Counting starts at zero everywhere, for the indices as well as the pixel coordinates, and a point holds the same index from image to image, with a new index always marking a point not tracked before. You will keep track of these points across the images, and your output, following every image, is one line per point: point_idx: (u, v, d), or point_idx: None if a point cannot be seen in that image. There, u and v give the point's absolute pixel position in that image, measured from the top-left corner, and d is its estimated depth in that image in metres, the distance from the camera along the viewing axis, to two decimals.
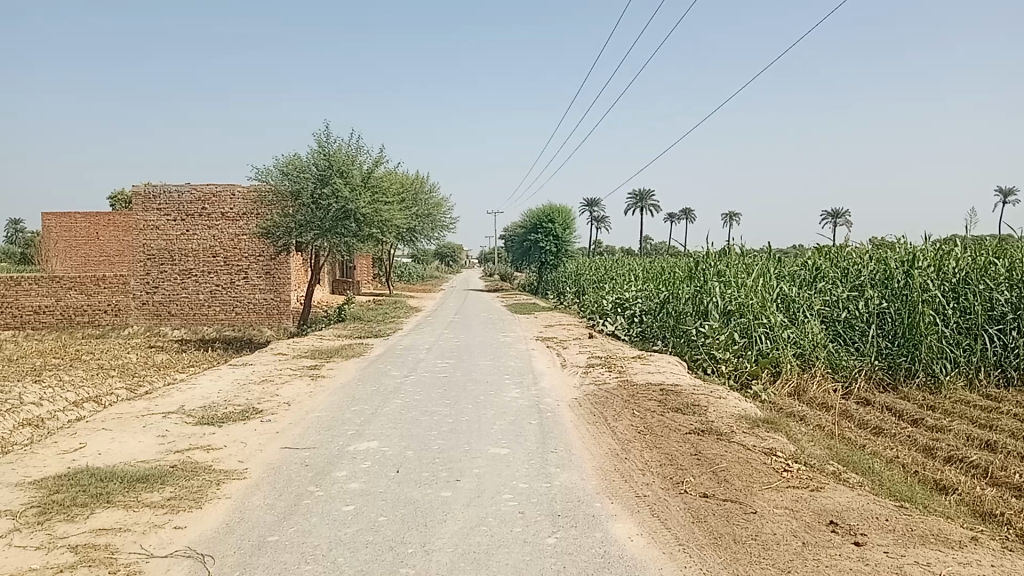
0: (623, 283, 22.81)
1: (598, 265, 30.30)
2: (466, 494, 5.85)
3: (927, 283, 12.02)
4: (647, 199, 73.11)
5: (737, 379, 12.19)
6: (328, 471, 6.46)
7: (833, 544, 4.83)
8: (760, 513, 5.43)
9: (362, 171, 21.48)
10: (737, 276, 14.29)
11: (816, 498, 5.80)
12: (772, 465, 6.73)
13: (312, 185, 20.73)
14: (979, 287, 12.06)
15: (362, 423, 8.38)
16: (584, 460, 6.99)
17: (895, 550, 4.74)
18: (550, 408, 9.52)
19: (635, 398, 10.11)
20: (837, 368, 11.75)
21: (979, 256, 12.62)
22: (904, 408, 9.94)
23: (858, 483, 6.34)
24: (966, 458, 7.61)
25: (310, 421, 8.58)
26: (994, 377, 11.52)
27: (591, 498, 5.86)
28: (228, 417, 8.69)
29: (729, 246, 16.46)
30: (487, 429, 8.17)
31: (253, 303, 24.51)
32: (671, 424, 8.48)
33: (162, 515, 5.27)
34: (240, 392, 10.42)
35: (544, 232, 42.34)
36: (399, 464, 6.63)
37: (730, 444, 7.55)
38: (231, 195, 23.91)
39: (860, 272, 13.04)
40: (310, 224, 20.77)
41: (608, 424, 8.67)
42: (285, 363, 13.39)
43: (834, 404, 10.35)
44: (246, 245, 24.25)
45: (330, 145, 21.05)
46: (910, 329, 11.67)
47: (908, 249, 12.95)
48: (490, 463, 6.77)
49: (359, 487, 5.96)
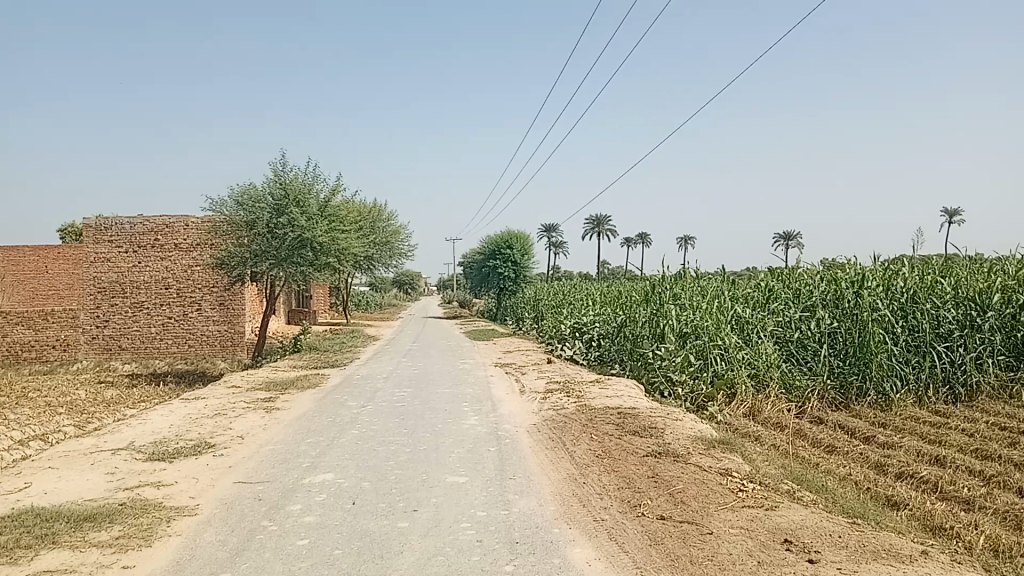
0: (580, 307, 23.00)
1: (556, 290, 30.57)
2: (424, 524, 5.80)
3: (876, 303, 12.35)
4: (604, 224, 73.91)
5: (694, 401, 12.30)
6: (282, 504, 6.36)
7: (787, 563, 4.88)
8: (717, 534, 5.47)
9: (319, 200, 21.42)
10: (692, 299, 14.50)
11: (770, 517, 5.87)
12: (727, 485, 6.80)
13: (268, 215, 20.51)
14: (926, 306, 12.45)
15: (318, 456, 8.26)
16: (543, 486, 6.99)
17: (848, 566, 4.81)
18: (508, 435, 9.50)
19: (593, 422, 10.14)
20: (790, 389, 11.89)
21: (925, 275, 13.06)
22: (856, 426, 10.11)
23: (812, 501, 6.43)
24: (916, 473, 7.76)
25: (264, 454, 8.44)
26: (943, 394, 11.77)
27: (549, 524, 5.84)
28: (180, 452, 8.52)
29: (684, 269, 16.73)
30: (444, 457, 8.14)
31: (206, 335, 24.12)
32: (629, 447, 8.53)
33: (111, 554, 5.15)
34: (191, 427, 10.22)
35: (503, 258, 42.52)
36: (355, 496, 6.56)
37: (686, 465, 7.61)
38: (185, 226, 23.68)
39: (811, 293, 13.33)
40: (265, 254, 20.57)
41: (566, 449, 8.69)
42: (239, 395, 13.18)
43: (788, 424, 10.50)
44: (198, 276, 23.95)
45: (287, 174, 20.98)
46: (861, 348, 11.92)
47: (857, 270, 13.29)
48: (447, 492, 6.72)
49: (315, 520, 5.88)
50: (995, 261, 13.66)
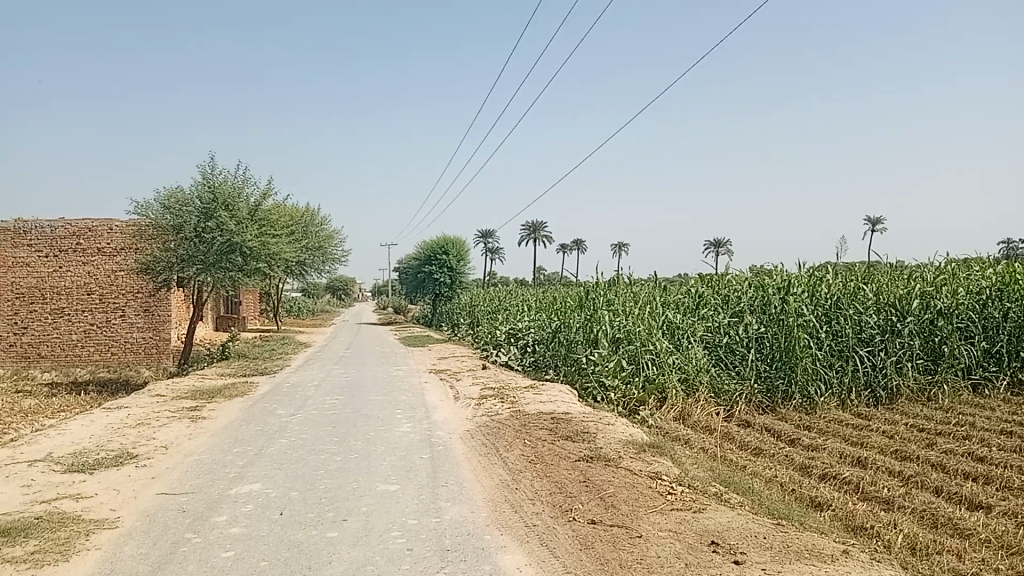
0: (515, 313, 23.06)
1: (492, 296, 30.60)
2: (353, 534, 5.72)
3: (801, 309, 12.70)
4: (540, 230, 74.37)
5: (626, 405, 12.43)
6: (208, 516, 6.20)
7: (714, 564, 4.97)
8: (646, 537, 5.54)
9: (249, 204, 21.02)
10: (624, 305, 14.68)
11: (698, 519, 5.97)
12: (657, 489, 6.89)
13: (195, 218, 20.03)
14: (849, 311, 12.85)
15: (245, 466, 8.09)
16: (475, 493, 6.97)
17: (772, 566, 4.93)
18: (441, 441, 9.45)
19: (526, 428, 10.17)
20: (719, 393, 12.13)
21: (849, 282, 13.48)
22: (781, 428, 10.37)
23: (739, 503, 6.56)
24: (839, 475, 7.99)
25: (190, 465, 8.23)
26: (865, 397, 12.15)
27: (480, 531, 5.83)
28: (101, 463, 8.25)
29: (617, 275, 16.92)
30: (376, 465, 8.06)
31: (130, 342, 23.38)
32: (561, 452, 8.58)
33: (24, 571, 4.95)
34: (113, 437, 9.90)
35: (438, 263, 42.36)
36: (283, 506, 6.44)
37: (617, 469, 7.69)
38: (108, 229, 22.93)
39: (739, 299, 13.63)
40: (192, 259, 20.05)
41: (499, 455, 8.69)
42: (164, 404, 12.83)
43: (716, 427, 10.70)
44: (123, 282, 23.23)
45: (216, 177, 20.54)
46: (787, 353, 12.24)
47: (783, 276, 13.64)
48: (378, 501, 6.64)
49: (241, 532, 5.75)
50: (913, 269, 14.19)
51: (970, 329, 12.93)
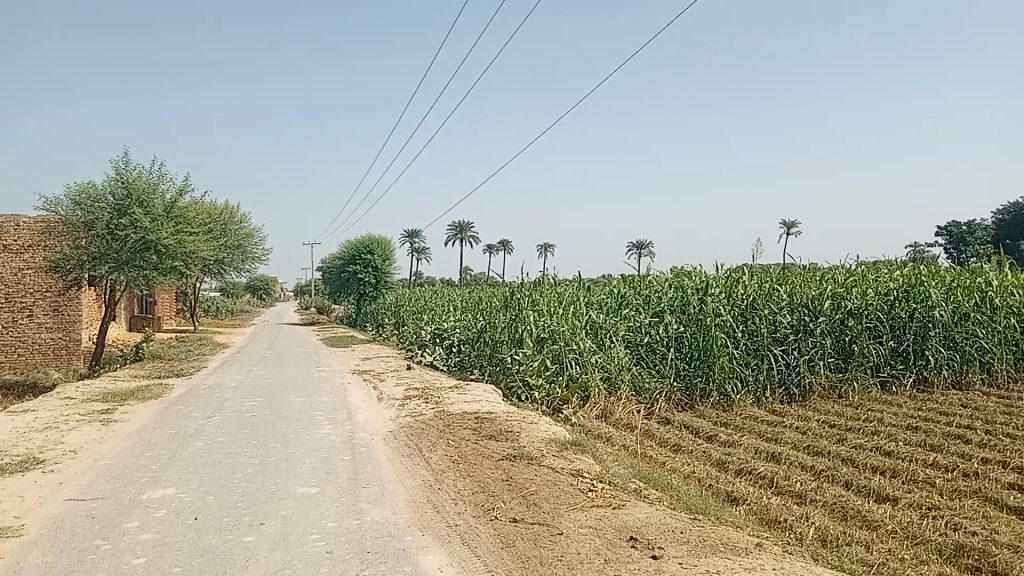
0: (441, 314, 22.99)
1: (417, 296, 30.44)
2: (271, 537, 5.63)
3: (719, 309, 13.04)
4: (467, 230, 74.34)
5: (550, 404, 12.53)
6: (118, 522, 6.01)
7: (633, 560, 5.05)
8: (566, 534, 5.60)
9: (165, 201, 20.45)
10: (549, 305, 14.80)
11: (618, 515, 6.07)
12: (578, 486, 6.97)
13: (108, 215, 19.38)
14: (764, 311, 13.24)
15: (158, 470, 7.86)
16: (396, 494, 6.93)
17: (688, 560, 5.04)
18: (363, 443, 9.36)
19: (450, 428, 10.15)
20: (640, 391, 12.34)
21: (764, 283, 13.90)
22: (700, 425, 10.61)
23: (657, 499, 6.70)
24: (754, 469, 8.22)
25: (99, 470, 7.95)
26: (779, 394, 12.55)
27: (401, 532, 5.80)
28: (4, 469, 7.89)
29: (542, 276, 17.05)
30: (295, 468, 7.93)
31: (37, 343, 22.44)
32: (484, 452, 8.60)
33: None
34: (18, 442, 9.49)
35: (363, 263, 41.88)
36: (198, 511, 6.29)
37: (539, 467, 7.75)
38: (15, 226, 21.97)
39: (660, 299, 13.90)
40: (104, 257, 19.31)
41: (422, 455, 8.65)
42: (74, 407, 12.35)
43: (637, 425, 10.89)
44: (30, 280, 22.29)
45: (130, 172, 19.91)
46: (705, 351, 12.54)
47: (702, 277, 13.98)
48: (297, 504, 6.54)
49: (153, 538, 5.59)
50: (826, 271, 14.70)
51: (878, 329, 13.47)
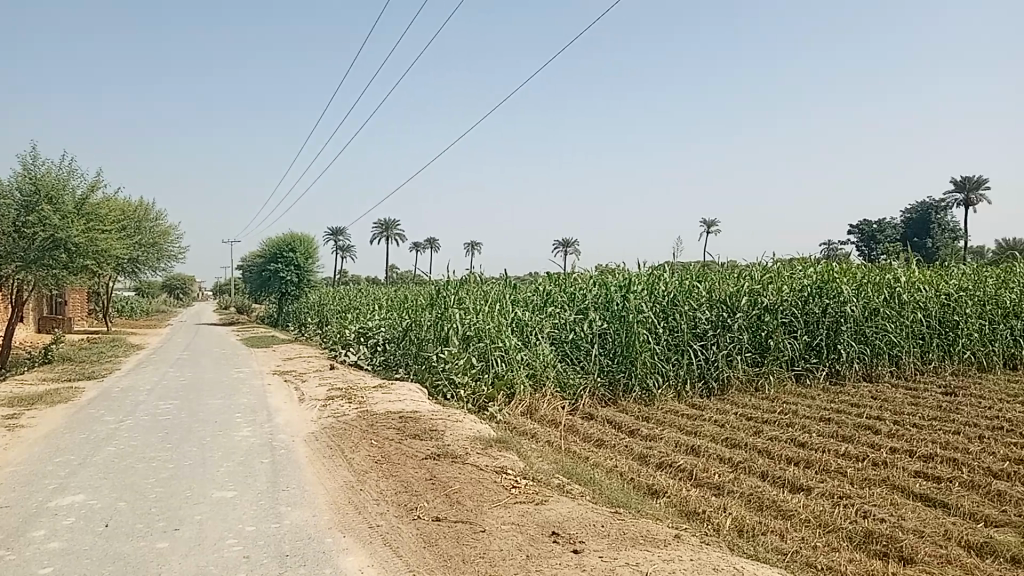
0: (365, 313, 22.75)
1: (341, 295, 30.05)
2: (185, 543, 5.49)
3: (641, 305, 13.27)
4: (393, 228, 73.63)
5: (475, 402, 12.53)
6: (23, 531, 5.77)
7: (554, 555, 5.11)
8: (489, 531, 5.62)
9: (75, 197, 19.71)
10: (474, 303, 14.81)
11: (540, 511, 6.12)
12: (502, 483, 7.01)
13: (14, 211, 18.56)
14: (684, 308, 13.53)
15: (67, 477, 7.57)
16: (317, 496, 6.85)
17: (608, 554, 5.12)
18: (283, 445, 9.20)
19: (373, 428, 10.06)
20: (564, 387, 12.47)
21: (684, 280, 14.20)
22: (622, 420, 10.78)
23: (580, 494, 6.78)
24: (674, 462, 8.40)
25: (3, 477, 7.61)
26: (698, 388, 12.86)
27: (322, 534, 5.73)
28: None
29: (468, 274, 17.04)
30: (212, 472, 7.75)
31: None
32: (408, 451, 8.56)
33: None
34: None
35: (285, 261, 41.09)
36: (109, 518, 6.09)
37: (464, 465, 7.76)
38: None
39: (584, 296, 14.07)
40: (10, 255, 18.40)
41: (344, 456, 8.56)
42: None
43: (562, 420, 10.99)
44: None
45: (37, 167, 19.12)
46: (627, 347, 12.75)
47: (624, 275, 14.20)
48: (214, 509, 6.40)
49: (61, 547, 5.39)
50: (743, 268, 15.11)
51: (793, 324, 13.91)
